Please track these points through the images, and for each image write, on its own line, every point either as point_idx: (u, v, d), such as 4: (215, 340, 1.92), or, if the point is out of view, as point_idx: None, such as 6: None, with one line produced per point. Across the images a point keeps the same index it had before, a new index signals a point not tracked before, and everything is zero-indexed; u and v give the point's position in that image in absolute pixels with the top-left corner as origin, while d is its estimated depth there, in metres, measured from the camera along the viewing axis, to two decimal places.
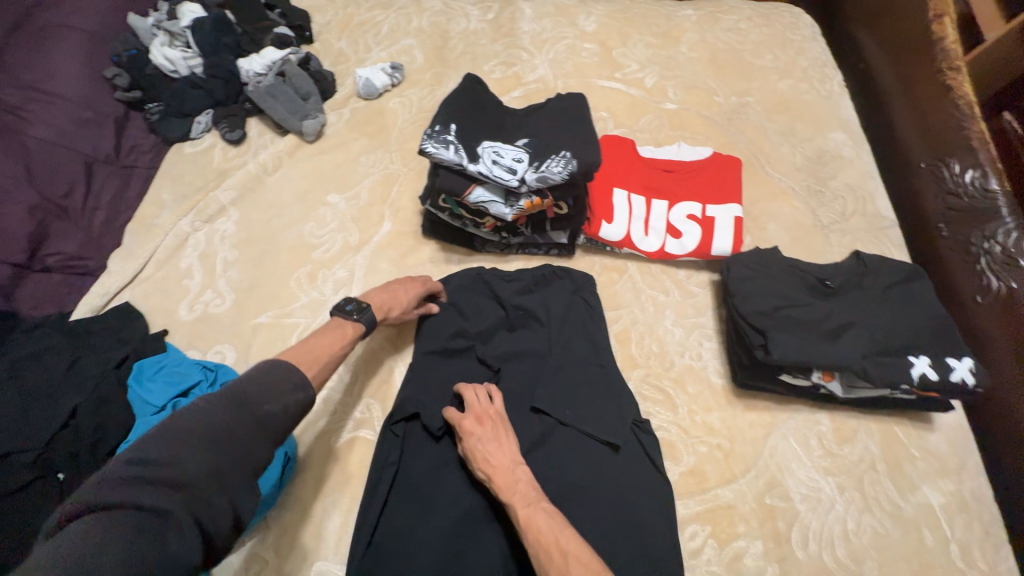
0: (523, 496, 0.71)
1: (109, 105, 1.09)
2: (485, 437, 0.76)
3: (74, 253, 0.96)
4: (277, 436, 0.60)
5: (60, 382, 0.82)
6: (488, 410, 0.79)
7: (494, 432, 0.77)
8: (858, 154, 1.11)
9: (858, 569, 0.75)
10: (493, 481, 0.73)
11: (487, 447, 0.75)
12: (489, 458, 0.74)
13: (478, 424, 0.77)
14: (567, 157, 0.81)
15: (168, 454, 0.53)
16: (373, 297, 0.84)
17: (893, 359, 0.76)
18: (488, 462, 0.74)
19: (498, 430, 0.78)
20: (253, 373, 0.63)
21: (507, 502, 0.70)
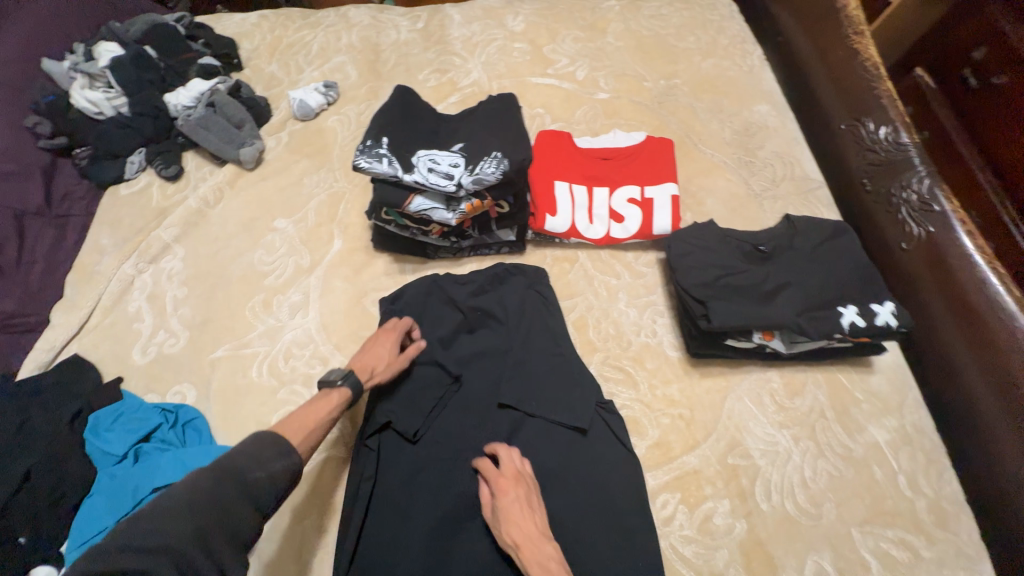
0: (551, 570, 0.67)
1: (32, 156, 1.05)
2: (514, 505, 0.73)
3: (13, 311, 0.93)
4: (264, 501, 0.60)
5: (11, 445, 0.79)
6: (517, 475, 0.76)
7: (520, 502, 0.73)
8: (782, 122, 1.17)
9: (818, 512, 0.79)
10: (520, 552, 0.69)
11: (520, 512, 0.72)
12: (518, 523, 0.71)
13: (506, 488, 0.74)
14: (499, 157, 0.83)
15: (152, 526, 0.52)
16: (356, 363, 0.83)
17: (825, 312, 0.81)
18: (515, 529, 0.70)
19: (527, 498, 0.74)
20: (240, 444, 0.63)
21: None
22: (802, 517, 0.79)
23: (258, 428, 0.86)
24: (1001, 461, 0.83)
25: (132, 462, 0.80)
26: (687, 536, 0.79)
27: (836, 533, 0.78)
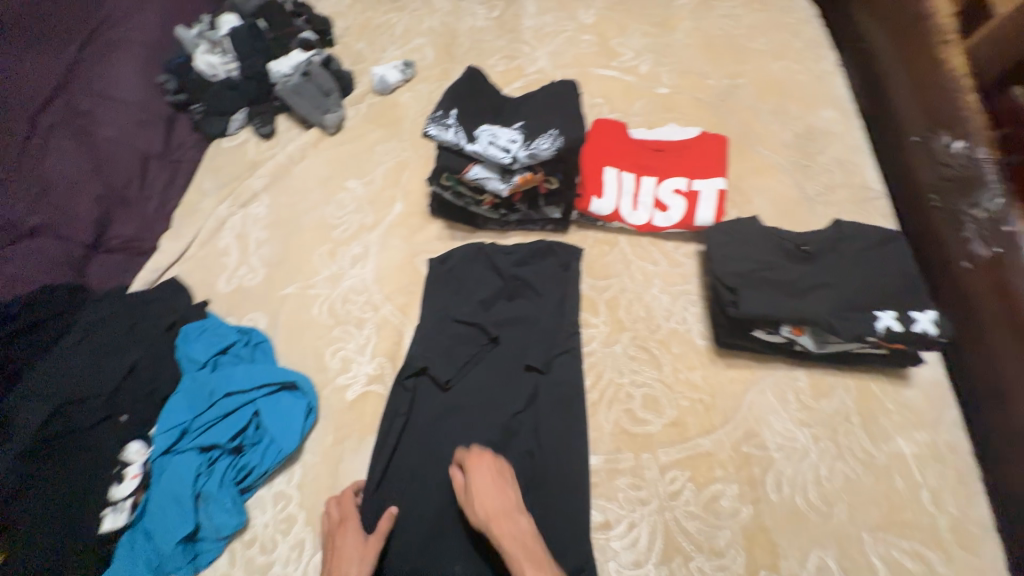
0: (529, 555, 0.72)
1: (161, 108, 1.28)
2: (485, 485, 0.78)
3: (133, 235, 1.15)
4: None
5: (123, 341, 0.96)
6: (495, 458, 0.82)
7: (495, 475, 0.80)
8: (848, 129, 1.15)
9: (829, 510, 0.80)
10: (491, 527, 0.74)
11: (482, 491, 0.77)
12: (484, 502, 0.77)
13: (472, 465, 0.80)
14: (555, 135, 0.91)
15: None
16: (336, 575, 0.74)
17: (860, 314, 0.81)
18: (489, 509, 0.76)
19: (501, 477, 0.80)
20: None
21: (507, 550, 0.72)
22: (811, 512, 0.80)
23: (313, 357, 0.99)
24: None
25: (210, 369, 0.94)
26: (690, 512, 0.82)
27: (845, 532, 0.79)
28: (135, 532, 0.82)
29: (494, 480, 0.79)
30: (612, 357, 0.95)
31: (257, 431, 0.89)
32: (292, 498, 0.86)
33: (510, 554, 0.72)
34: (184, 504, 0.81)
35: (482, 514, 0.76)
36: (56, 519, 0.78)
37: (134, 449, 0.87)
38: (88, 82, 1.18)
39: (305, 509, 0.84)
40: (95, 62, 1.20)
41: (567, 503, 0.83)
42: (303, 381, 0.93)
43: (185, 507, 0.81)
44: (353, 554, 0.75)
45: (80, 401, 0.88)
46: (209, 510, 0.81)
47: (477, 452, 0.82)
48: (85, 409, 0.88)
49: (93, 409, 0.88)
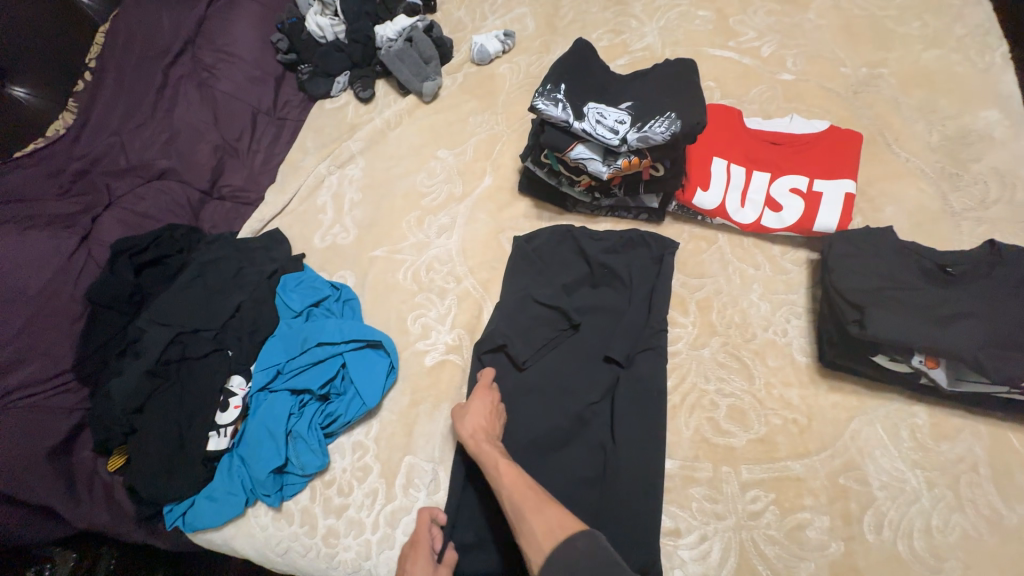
0: (501, 453, 0.78)
1: (272, 65, 1.34)
2: (477, 404, 0.85)
3: (241, 186, 1.22)
4: None
5: (232, 283, 1.05)
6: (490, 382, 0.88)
7: (487, 400, 0.86)
8: (1015, 134, 0.97)
9: (938, 565, 0.71)
10: (474, 440, 0.80)
11: (474, 413, 0.83)
12: (474, 420, 0.82)
13: (474, 394, 0.87)
14: (672, 119, 0.84)
15: None
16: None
17: (1015, 355, 0.70)
18: (475, 423, 0.82)
19: (495, 406, 0.86)
20: None
21: (485, 453, 0.78)
22: (915, 563, 0.72)
23: (396, 320, 1.02)
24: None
25: (304, 319, 1.00)
26: (771, 536, 0.76)
27: None
28: (232, 457, 0.92)
29: (486, 399, 0.85)
30: (698, 361, 0.90)
31: (343, 382, 0.94)
32: (368, 450, 0.92)
33: (484, 455, 0.78)
34: (278, 439, 0.89)
35: (469, 427, 0.82)
36: (170, 431, 0.90)
37: (237, 382, 0.95)
38: (213, 39, 1.29)
39: (381, 462, 0.91)
40: (220, 22, 1.31)
41: (637, 504, 0.80)
42: (387, 342, 0.96)
43: (278, 442, 0.88)
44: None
45: (196, 331, 0.98)
46: (297, 448, 0.89)
47: (485, 377, 0.89)
48: (198, 340, 0.97)
49: (205, 340, 0.97)
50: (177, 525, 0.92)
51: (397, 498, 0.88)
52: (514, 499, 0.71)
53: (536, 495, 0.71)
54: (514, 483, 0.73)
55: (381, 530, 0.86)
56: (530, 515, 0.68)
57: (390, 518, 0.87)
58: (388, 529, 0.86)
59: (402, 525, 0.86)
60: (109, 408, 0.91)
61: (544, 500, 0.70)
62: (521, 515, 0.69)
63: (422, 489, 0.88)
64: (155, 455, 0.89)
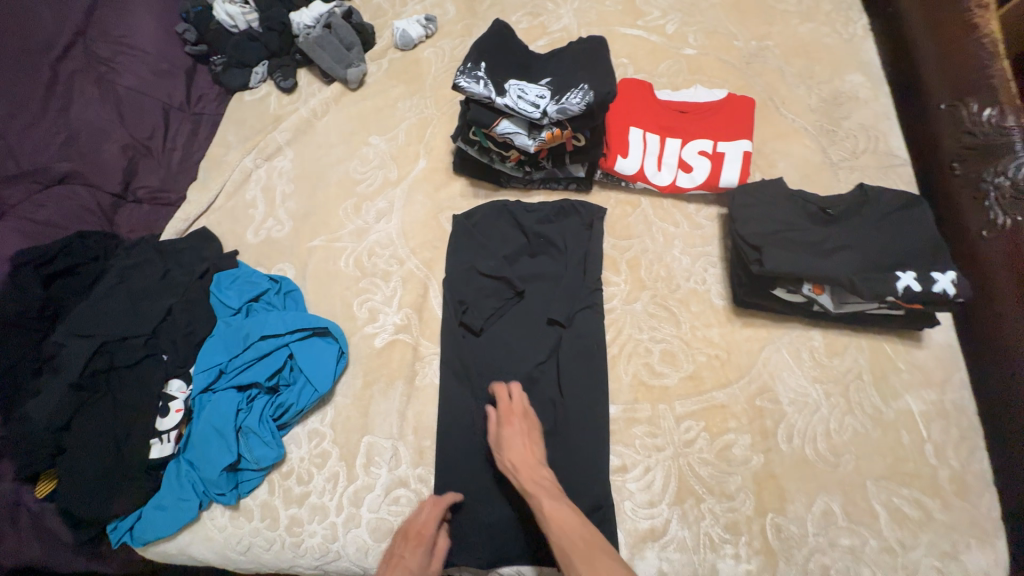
0: (545, 489, 0.78)
1: (180, 58, 1.27)
2: (517, 434, 0.84)
3: (158, 186, 1.16)
4: None
5: (158, 287, 1.00)
6: (524, 406, 0.88)
7: (525, 427, 0.85)
8: (875, 95, 1.14)
9: (837, 460, 0.84)
10: (517, 476, 0.80)
11: (516, 442, 0.83)
12: (516, 450, 0.82)
13: (509, 422, 0.86)
14: (585, 90, 0.91)
15: None
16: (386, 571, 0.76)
17: (883, 275, 0.82)
18: (514, 454, 0.82)
19: (530, 434, 0.85)
20: None
21: (530, 493, 0.78)
22: (819, 462, 0.84)
23: (342, 307, 1.02)
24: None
25: (244, 316, 0.98)
26: (704, 459, 0.86)
27: (851, 481, 0.83)
28: (179, 462, 0.89)
29: (524, 429, 0.85)
30: (631, 314, 0.98)
31: (292, 373, 0.94)
32: (326, 436, 0.93)
33: (529, 488, 0.79)
34: (228, 437, 0.87)
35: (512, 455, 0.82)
36: (105, 444, 0.86)
37: (177, 386, 0.94)
38: (105, 29, 1.18)
39: (340, 446, 0.92)
40: (113, 10, 1.20)
41: (587, 447, 0.88)
42: (334, 328, 0.96)
43: (228, 440, 0.87)
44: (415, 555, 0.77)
45: (123, 339, 0.94)
46: (250, 443, 0.88)
47: (519, 403, 0.88)
48: (127, 347, 0.93)
49: (135, 347, 0.93)
50: (124, 542, 0.88)
51: (359, 478, 0.89)
52: (564, 543, 0.72)
53: (581, 536, 0.72)
54: (562, 524, 0.74)
55: (345, 511, 0.87)
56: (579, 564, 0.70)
57: (353, 498, 0.88)
58: (353, 508, 0.87)
59: (367, 503, 0.88)
60: (28, 431, 0.84)
61: (587, 541, 0.72)
62: (571, 563, 0.70)
63: (383, 466, 0.90)
64: (89, 471, 0.84)
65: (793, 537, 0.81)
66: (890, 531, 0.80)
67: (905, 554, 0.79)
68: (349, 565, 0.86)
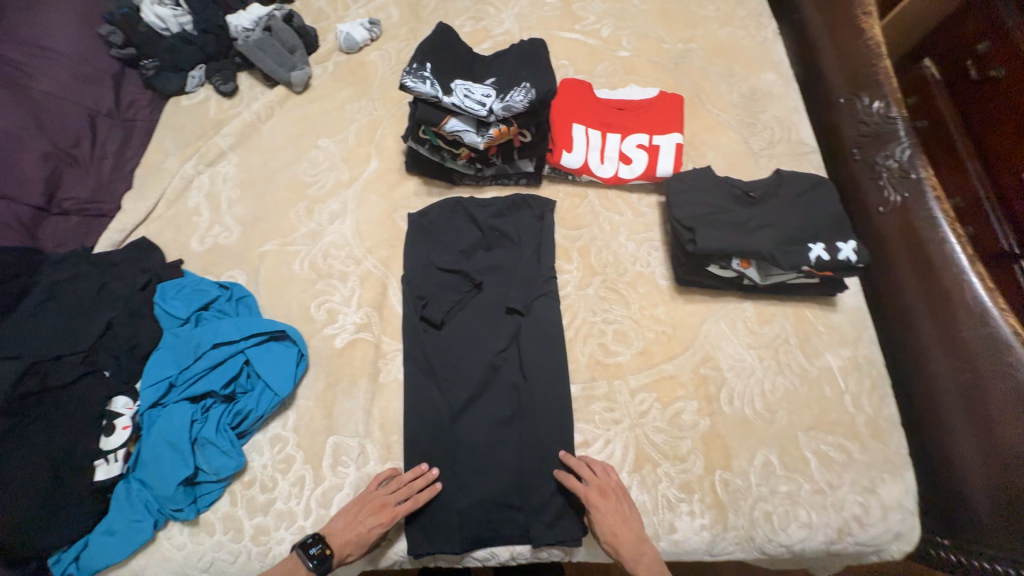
0: (648, 568, 0.79)
1: (105, 62, 1.20)
2: (610, 514, 0.83)
3: (88, 197, 1.09)
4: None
5: (94, 301, 0.94)
6: (611, 480, 0.86)
7: (619, 503, 0.84)
8: (786, 91, 1.27)
9: (772, 416, 0.94)
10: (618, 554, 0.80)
11: (613, 523, 0.82)
12: (616, 532, 0.81)
13: (603, 502, 0.83)
14: (527, 88, 0.96)
15: None
16: (340, 531, 0.81)
17: (797, 248, 0.93)
18: (612, 535, 0.81)
19: (622, 509, 0.84)
20: None
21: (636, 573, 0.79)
22: (757, 419, 0.93)
23: (299, 310, 1.01)
24: (941, 408, 0.94)
25: (193, 325, 0.95)
26: (657, 427, 0.93)
27: (785, 434, 0.92)
28: (129, 482, 0.85)
29: (616, 505, 0.83)
30: (585, 299, 1.04)
31: (249, 379, 0.92)
32: (289, 440, 0.91)
33: (632, 569, 0.79)
34: (182, 450, 0.84)
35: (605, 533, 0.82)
36: (43, 471, 0.80)
37: (122, 403, 0.88)
38: (17, 32, 1.11)
39: (305, 449, 0.91)
40: (24, 13, 1.14)
41: (550, 427, 0.92)
42: (292, 330, 0.95)
43: (183, 453, 0.84)
44: (372, 527, 0.82)
45: (58, 358, 0.88)
46: (207, 454, 0.85)
47: (610, 481, 0.85)
48: (64, 365, 0.88)
49: (73, 365, 0.88)
50: None
51: (326, 478, 0.89)
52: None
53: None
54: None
55: (314, 514, 0.86)
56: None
57: (321, 500, 0.87)
58: (321, 510, 0.87)
59: (335, 504, 0.87)
60: None
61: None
62: None
63: (351, 465, 0.90)
64: (24, 500, 0.78)
65: (739, 489, 0.89)
66: (820, 474, 0.90)
67: (833, 493, 0.89)
68: None
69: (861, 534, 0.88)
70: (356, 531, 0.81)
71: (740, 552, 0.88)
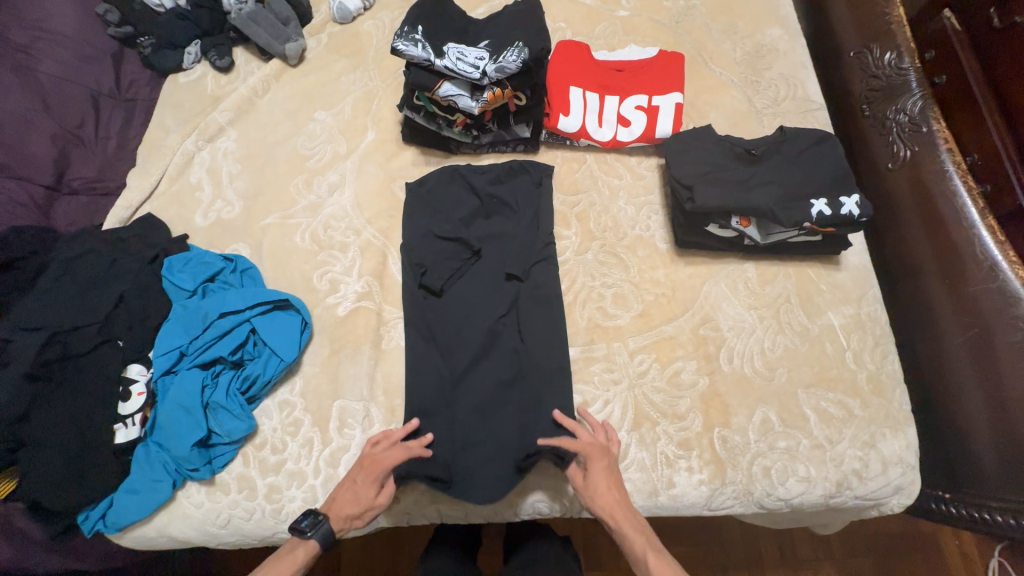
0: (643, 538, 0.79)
1: (104, 41, 1.21)
2: (598, 475, 0.83)
3: (96, 176, 1.12)
4: None
5: (106, 275, 0.98)
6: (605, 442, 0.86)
7: (608, 469, 0.83)
8: (793, 46, 1.22)
9: (771, 374, 0.94)
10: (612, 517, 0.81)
11: (600, 481, 0.82)
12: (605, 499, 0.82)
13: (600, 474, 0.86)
14: (521, 48, 0.95)
15: None
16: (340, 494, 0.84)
17: (799, 204, 0.92)
18: (603, 496, 0.82)
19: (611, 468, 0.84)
20: None
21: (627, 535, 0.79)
22: (757, 377, 0.94)
23: (302, 280, 1.03)
24: (945, 363, 0.93)
25: (200, 297, 0.97)
26: (656, 386, 0.94)
27: (784, 391, 0.93)
28: (148, 445, 0.89)
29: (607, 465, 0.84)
30: (584, 264, 1.04)
31: (256, 347, 0.95)
32: (297, 405, 0.94)
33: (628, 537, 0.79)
34: (195, 414, 0.88)
35: (600, 504, 0.81)
36: (67, 435, 0.84)
37: (137, 370, 0.92)
38: (19, 14, 1.12)
39: (313, 412, 0.94)
40: None
41: (550, 389, 0.94)
42: (296, 300, 0.98)
43: (196, 417, 0.88)
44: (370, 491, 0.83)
45: (74, 329, 0.91)
46: (219, 417, 0.89)
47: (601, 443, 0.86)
48: (79, 336, 0.91)
49: (88, 335, 0.91)
50: (99, 529, 0.88)
51: (334, 439, 0.92)
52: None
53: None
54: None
55: (323, 473, 0.90)
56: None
57: (331, 460, 0.91)
58: (331, 469, 0.90)
59: (345, 464, 0.91)
60: None
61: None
62: None
63: (357, 427, 0.93)
64: (52, 461, 0.83)
65: (737, 445, 0.90)
66: (819, 430, 0.90)
67: (832, 448, 0.90)
68: None
69: (859, 487, 0.89)
70: (353, 490, 0.83)
71: (737, 505, 0.89)
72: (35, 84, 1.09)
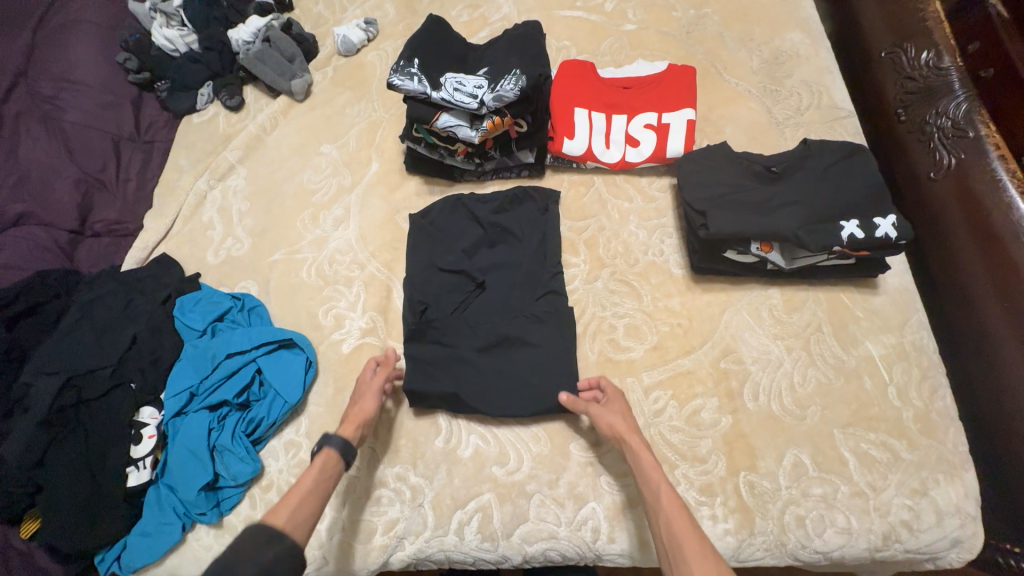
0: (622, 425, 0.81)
1: (125, 88, 1.26)
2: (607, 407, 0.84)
3: (116, 219, 1.15)
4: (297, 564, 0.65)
5: (122, 317, 1.00)
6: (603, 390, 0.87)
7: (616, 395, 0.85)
8: (816, 50, 1.14)
9: (803, 413, 0.86)
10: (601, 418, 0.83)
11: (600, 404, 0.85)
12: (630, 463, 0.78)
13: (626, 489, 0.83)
14: (518, 76, 0.93)
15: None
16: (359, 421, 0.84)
17: (826, 227, 0.85)
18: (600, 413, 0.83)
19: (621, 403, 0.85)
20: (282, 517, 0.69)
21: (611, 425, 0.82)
22: (786, 416, 0.86)
23: (308, 317, 1.03)
24: (1008, 401, 0.82)
25: (209, 337, 0.98)
26: (674, 426, 0.87)
27: (818, 432, 0.84)
28: (158, 487, 0.90)
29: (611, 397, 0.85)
30: (593, 293, 0.99)
31: (262, 387, 0.95)
32: (302, 445, 0.93)
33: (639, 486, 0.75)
34: (201, 457, 0.88)
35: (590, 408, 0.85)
36: (81, 481, 0.86)
37: (148, 412, 0.94)
38: (48, 68, 1.19)
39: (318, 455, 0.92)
40: (56, 49, 1.22)
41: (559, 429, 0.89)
42: (301, 338, 0.97)
43: (203, 460, 0.88)
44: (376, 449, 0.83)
45: (90, 373, 0.94)
46: (226, 460, 0.89)
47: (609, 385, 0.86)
48: (95, 379, 0.93)
49: (102, 379, 0.93)
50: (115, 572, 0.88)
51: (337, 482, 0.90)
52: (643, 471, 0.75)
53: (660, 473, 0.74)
54: (672, 509, 0.70)
55: (326, 517, 0.88)
56: (692, 559, 0.64)
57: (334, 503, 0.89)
58: (334, 513, 0.88)
59: (349, 505, 0.88)
60: (2, 471, 0.84)
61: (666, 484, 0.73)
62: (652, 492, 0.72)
63: (360, 468, 0.90)
64: (66, 507, 0.84)
65: (766, 492, 0.82)
66: (860, 476, 0.81)
67: (876, 496, 0.81)
68: (335, 569, 0.86)
69: (910, 541, 0.79)
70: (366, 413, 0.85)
71: (769, 559, 0.81)
72: (61, 134, 1.14)
